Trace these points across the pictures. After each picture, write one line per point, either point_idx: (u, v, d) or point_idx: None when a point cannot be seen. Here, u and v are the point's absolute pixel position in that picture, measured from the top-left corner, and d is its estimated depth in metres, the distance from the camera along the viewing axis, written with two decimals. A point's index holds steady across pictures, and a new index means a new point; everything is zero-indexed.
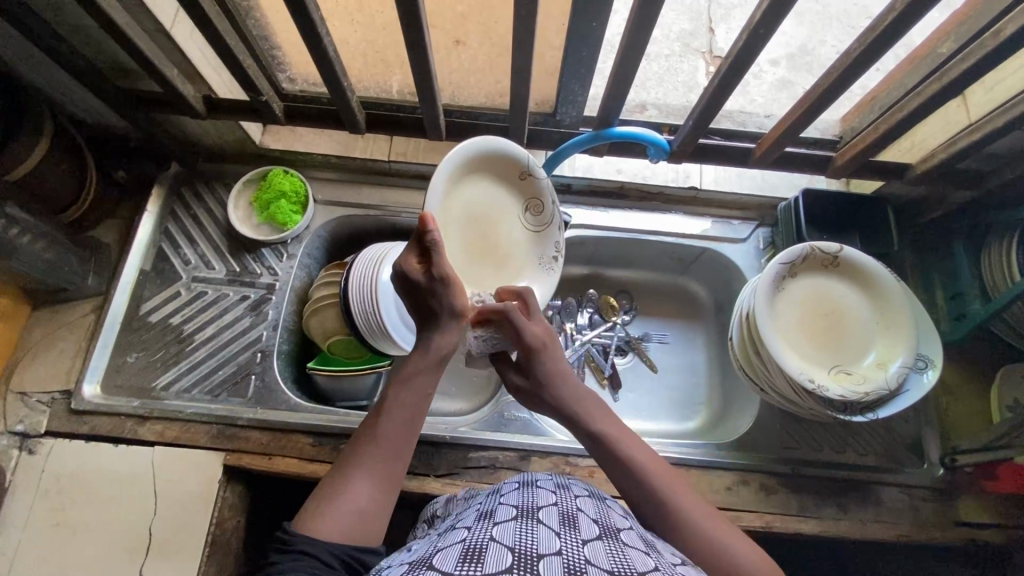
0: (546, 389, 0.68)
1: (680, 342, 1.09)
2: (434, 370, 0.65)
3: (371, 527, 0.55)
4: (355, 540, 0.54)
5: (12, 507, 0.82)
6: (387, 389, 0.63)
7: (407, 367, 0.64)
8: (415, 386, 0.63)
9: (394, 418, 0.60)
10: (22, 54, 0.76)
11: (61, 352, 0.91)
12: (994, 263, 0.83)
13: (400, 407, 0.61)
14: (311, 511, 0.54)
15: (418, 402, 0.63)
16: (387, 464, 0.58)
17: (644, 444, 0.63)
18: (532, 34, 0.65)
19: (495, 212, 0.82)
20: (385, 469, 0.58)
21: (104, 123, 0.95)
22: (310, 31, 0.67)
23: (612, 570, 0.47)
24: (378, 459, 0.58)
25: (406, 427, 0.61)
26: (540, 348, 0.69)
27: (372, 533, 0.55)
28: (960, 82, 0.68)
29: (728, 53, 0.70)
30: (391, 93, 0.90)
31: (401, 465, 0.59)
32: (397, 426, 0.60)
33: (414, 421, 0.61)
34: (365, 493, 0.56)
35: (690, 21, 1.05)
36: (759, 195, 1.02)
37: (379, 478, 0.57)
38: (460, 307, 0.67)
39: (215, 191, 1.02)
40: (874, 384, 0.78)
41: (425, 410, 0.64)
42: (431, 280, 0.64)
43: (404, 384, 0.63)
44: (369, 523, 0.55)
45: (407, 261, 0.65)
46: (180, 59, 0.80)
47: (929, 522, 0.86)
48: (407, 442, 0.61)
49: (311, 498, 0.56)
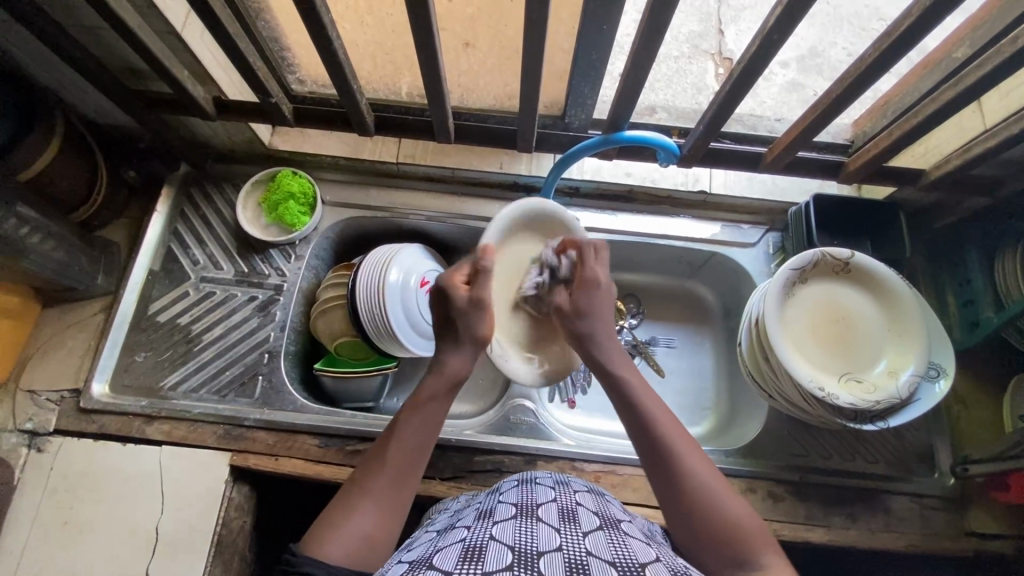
0: (585, 318, 0.72)
1: (688, 346, 1.08)
2: (446, 396, 0.67)
3: (375, 554, 0.55)
4: (357, 566, 0.54)
5: (21, 505, 0.82)
6: (398, 416, 0.65)
7: (421, 395, 0.66)
8: (425, 414, 0.65)
9: (404, 443, 0.62)
10: (33, 54, 0.77)
11: (70, 351, 0.92)
12: (1007, 270, 0.81)
13: (409, 435, 0.63)
14: (318, 534, 0.54)
15: (428, 431, 0.64)
16: (392, 492, 0.59)
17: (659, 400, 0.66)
18: (543, 37, 0.65)
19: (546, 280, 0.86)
20: (391, 497, 0.59)
21: (115, 123, 0.95)
22: (321, 34, 0.67)
23: (614, 562, 0.47)
24: (386, 486, 0.59)
25: (415, 453, 0.62)
26: (592, 283, 0.73)
27: (373, 561, 0.55)
28: (977, 88, 0.67)
29: (740, 58, 0.70)
30: (400, 95, 0.90)
31: (406, 494, 0.60)
32: (406, 454, 0.61)
33: (422, 450, 0.62)
34: (369, 519, 0.56)
35: (699, 23, 1.04)
36: (770, 199, 1.01)
37: (384, 506, 0.58)
38: (483, 336, 0.71)
39: (224, 192, 1.02)
40: (885, 392, 0.77)
41: (433, 442, 0.64)
42: (468, 304, 0.70)
43: (416, 411, 0.65)
44: (373, 550, 0.55)
45: (453, 277, 0.72)
46: (190, 61, 0.80)
47: (939, 532, 0.85)
48: (414, 470, 0.62)
49: (316, 521, 0.56)
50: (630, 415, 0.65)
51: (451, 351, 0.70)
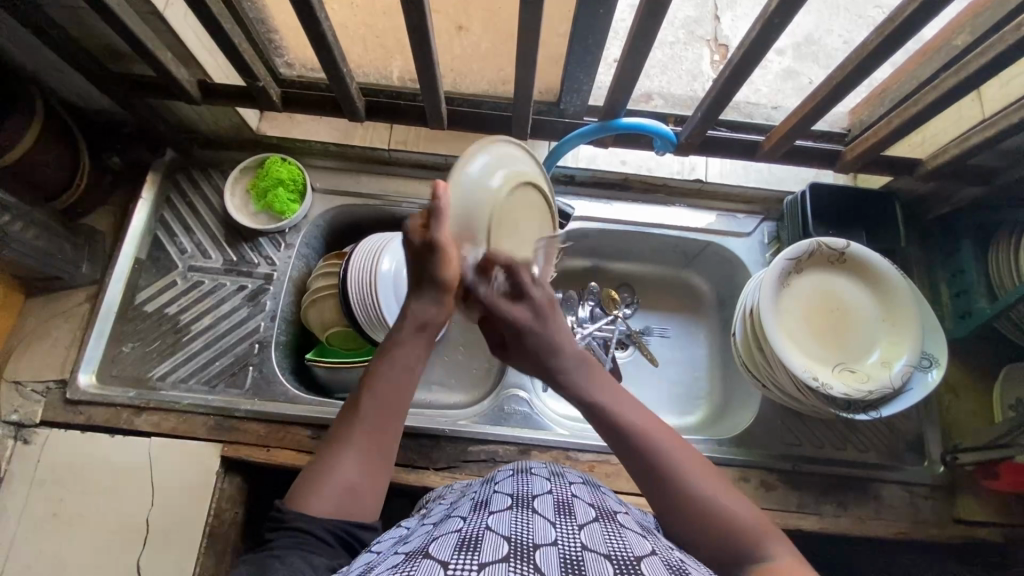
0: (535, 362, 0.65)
1: (682, 335, 1.08)
2: (420, 338, 0.64)
3: (364, 504, 0.58)
4: (345, 515, 0.56)
5: (8, 498, 0.81)
6: (376, 360, 0.63)
7: (392, 339, 0.64)
8: (399, 359, 0.63)
9: (380, 392, 0.61)
10: (10, 34, 0.74)
11: (55, 341, 0.90)
12: (1000, 261, 0.82)
13: (386, 383, 0.61)
14: (303, 489, 0.57)
15: (407, 373, 0.63)
16: (375, 441, 0.59)
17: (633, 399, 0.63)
18: (539, 21, 0.63)
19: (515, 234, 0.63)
20: (373, 448, 0.59)
21: (97, 107, 0.92)
22: (309, 17, 0.65)
23: (609, 555, 0.46)
24: (368, 436, 0.59)
25: (392, 405, 0.61)
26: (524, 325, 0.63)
27: (361, 508, 0.57)
28: (977, 77, 0.66)
29: (740, 43, 0.68)
30: (391, 79, 0.88)
31: (393, 438, 0.61)
32: (381, 410, 0.60)
33: (402, 395, 0.62)
34: (353, 467, 0.58)
35: (696, 8, 1.01)
36: (767, 188, 1.00)
37: (368, 452, 0.59)
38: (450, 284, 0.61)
39: (212, 178, 1.00)
40: (877, 382, 0.77)
41: (413, 382, 0.64)
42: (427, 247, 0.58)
43: (391, 357, 0.63)
44: (360, 499, 0.57)
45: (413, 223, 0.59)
46: (174, 43, 0.77)
47: (929, 520, 0.86)
48: (400, 416, 0.62)
49: (302, 475, 0.59)
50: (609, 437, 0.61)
51: (418, 299, 0.63)
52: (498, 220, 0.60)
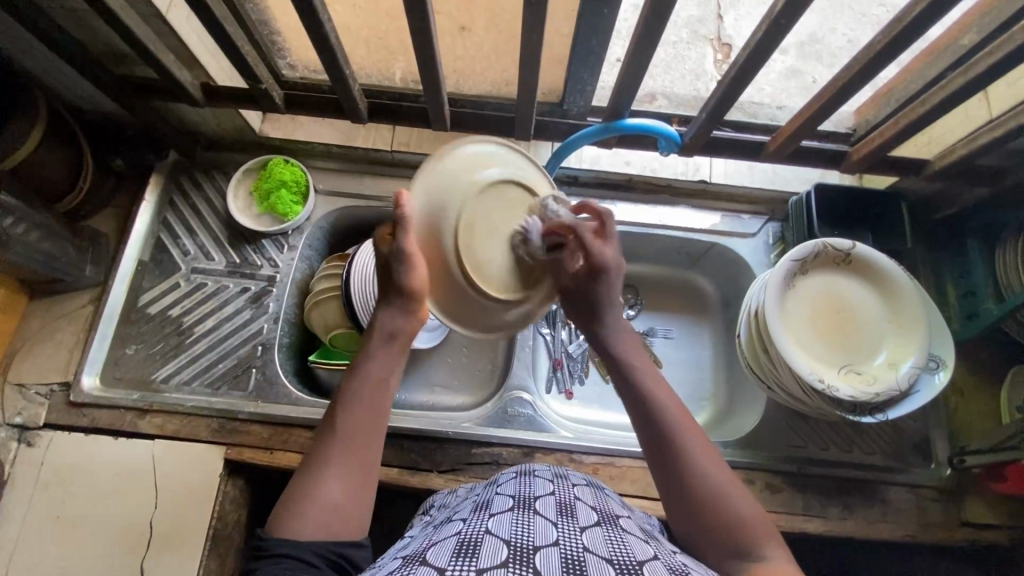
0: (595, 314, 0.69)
1: (686, 336, 1.07)
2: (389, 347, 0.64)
3: (347, 521, 0.55)
4: (330, 534, 0.54)
5: (12, 500, 0.81)
6: (347, 378, 0.62)
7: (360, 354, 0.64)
8: (369, 372, 0.62)
9: (354, 407, 0.60)
10: (13, 37, 0.74)
11: (59, 343, 0.90)
12: (1006, 263, 0.81)
13: (359, 397, 0.60)
14: (283, 513, 0.54)
15: (380, 385, 0.62)
16: (354, 457, 0.58)
17: (664, 385, 0.64)
18: (542, 22, 0.63)
19: (482, 236, 0.61)
20: (353, 463, 0.57)
21: (99, 109, 0.92)
22: (311, 19, 0.65)
23: (611, 559, 0.46)
24: (346, 452, 0.57)
25: (368, 417, 0.60)
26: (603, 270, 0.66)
27: (347, 525, 0.55)
28: (984, 77, 0.66)
29: (746, 42, 0.68)
30: (393, 81, 0.88)
31: (373, 452, 0.59)
32: (358, 423, 0.59)
33: (377, 407, 0.60)
34: (334, 484, 0.55)
35: (699, 6, 0.97)
36: (771, 188, 1.02)
37: (349, 468, 0.57)
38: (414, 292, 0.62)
39: (215, 180, 1.00)
40: (884, 384, 0.76)
41: (388, 393, 0.63)
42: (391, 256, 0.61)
43: (360, 371, 0.62)
44: (344, 516, 0.55)
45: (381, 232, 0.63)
46: (176, 45, 0.77)
47: (936, 523, 0.85)
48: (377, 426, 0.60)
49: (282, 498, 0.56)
50: (637, 420, 0.62)
51: (385, 307, 0.64)
52: (468, 221, 0.60)
